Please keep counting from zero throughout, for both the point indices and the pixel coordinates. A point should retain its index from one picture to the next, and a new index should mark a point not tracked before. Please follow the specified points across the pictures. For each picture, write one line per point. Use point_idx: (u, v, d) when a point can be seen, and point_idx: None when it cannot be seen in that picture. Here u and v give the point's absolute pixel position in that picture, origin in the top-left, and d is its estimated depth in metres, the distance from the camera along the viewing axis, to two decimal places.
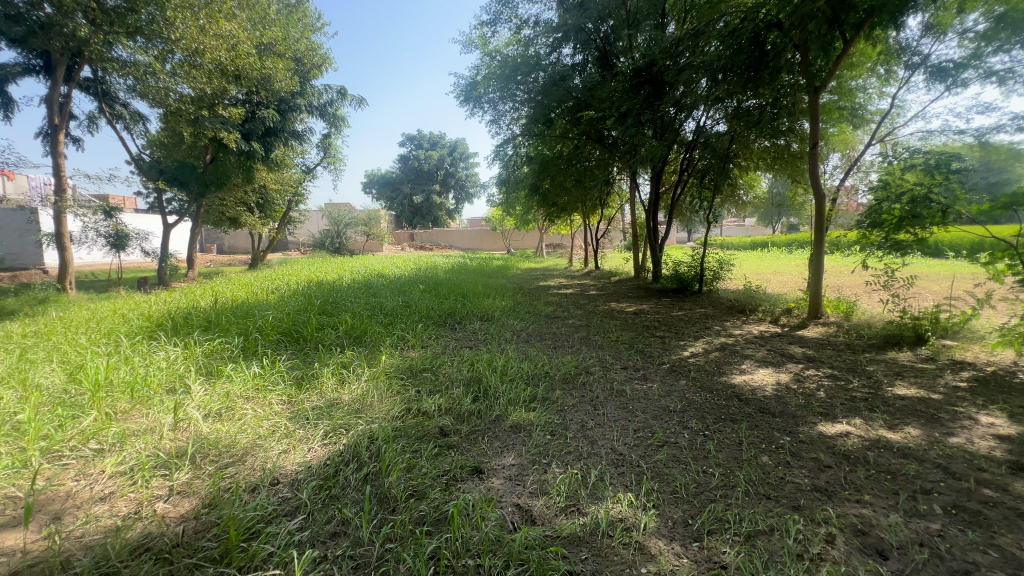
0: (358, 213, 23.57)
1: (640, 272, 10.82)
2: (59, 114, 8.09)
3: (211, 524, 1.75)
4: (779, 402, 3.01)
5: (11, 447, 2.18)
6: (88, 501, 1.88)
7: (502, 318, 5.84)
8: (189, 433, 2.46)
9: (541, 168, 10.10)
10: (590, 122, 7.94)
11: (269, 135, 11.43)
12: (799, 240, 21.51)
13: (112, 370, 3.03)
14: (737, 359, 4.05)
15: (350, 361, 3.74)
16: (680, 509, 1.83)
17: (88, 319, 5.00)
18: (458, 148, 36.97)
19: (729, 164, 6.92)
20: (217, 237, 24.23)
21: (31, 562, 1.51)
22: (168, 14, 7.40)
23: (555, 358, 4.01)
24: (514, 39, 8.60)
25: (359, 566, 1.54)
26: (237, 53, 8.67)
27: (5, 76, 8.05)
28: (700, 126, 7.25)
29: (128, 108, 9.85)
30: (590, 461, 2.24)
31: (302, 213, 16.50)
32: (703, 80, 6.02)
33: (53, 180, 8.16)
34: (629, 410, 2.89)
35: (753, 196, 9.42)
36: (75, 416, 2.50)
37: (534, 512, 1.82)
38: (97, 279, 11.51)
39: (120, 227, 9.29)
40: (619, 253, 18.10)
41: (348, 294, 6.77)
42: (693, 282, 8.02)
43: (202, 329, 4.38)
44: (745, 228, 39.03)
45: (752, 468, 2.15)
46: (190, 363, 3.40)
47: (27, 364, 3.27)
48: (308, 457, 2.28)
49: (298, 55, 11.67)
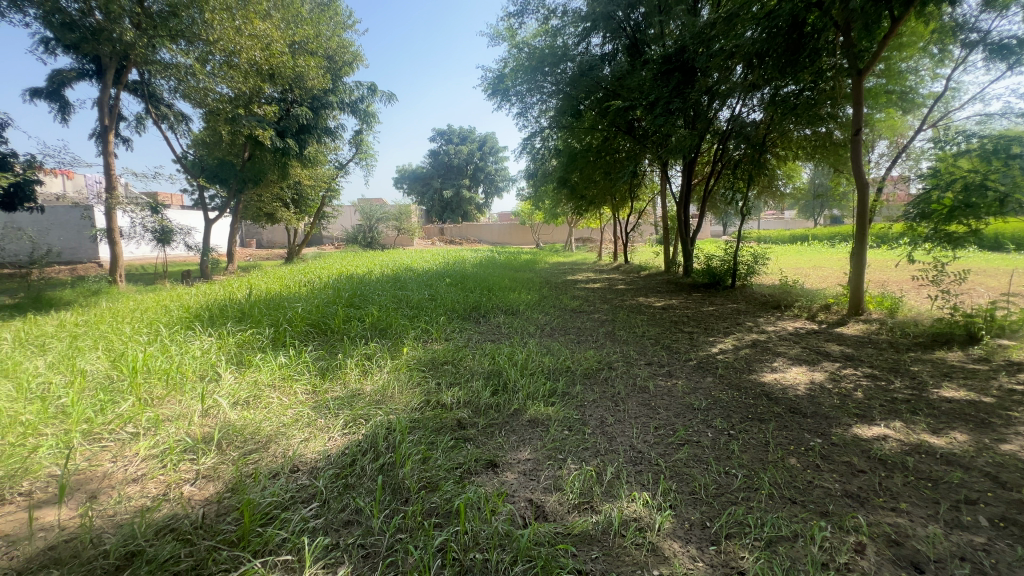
0: (390, 209, 24.10)
1: (670, 266, 10.54)
2: (110, 115, 8.50)
3: (231, 508, 1.79)
4: (812, 402, 2.86)
5: (57, 429, 2.32)
6: (121, 482, 1.97)
7: (528, 312, 5.80)
8: (218, 419, 2.54)
9: (569, 161, 9.95)
10: (618, 113, 7.75)
11: (303, 132, 11.77)
12: (840, 232, 20.48)
13: (151, 358, 3.17)
14: (769, 356, 3.88)
15: (373, 353, 3.78)
16: (698, 511, 1.76)
17: (134, 309, 5.28)
18: (489, 142, 36.83)
19: (766, 153, 6.63)
20: (255, 233, 25.33)
21: (66, 538, 1.59)
22: (206, 16, 7.66)
23: (577, 353, 3.96)
24: (542, 30, 8.46)
25: (368, 555, 1.56)
26: (271, 53, 8.92)
27: (61, 80, 8.57)
28: (735, 114, 6.96)
29: (172, 108, 10.30)
30: (607, 458, 2.19)
31: (335, 208, 16.89)
32: (738, 66, 5.76)
33: (104, 177, 8.57)
34: (651, 407, 2.82)
35: (792, 188, 9.00)
36: (114, 400, 2.63)
37: (546, 508, 1.79)
38: (146, 271, 12.20)
39: (165, 223, 9.61)
40: (650, 247, 17.69)
41: (377, 287, 6.88)
42: (727, 276, 7.75)
43: (236, 320, 4.53)
44: (785, 221, 37.70)
45: (778, 470, 2.06)
46: (222, 353, 3.52)
47: (75, 350, 3.48)
48: (328, 445, 2.32)
49: (329, 53, 11.91)
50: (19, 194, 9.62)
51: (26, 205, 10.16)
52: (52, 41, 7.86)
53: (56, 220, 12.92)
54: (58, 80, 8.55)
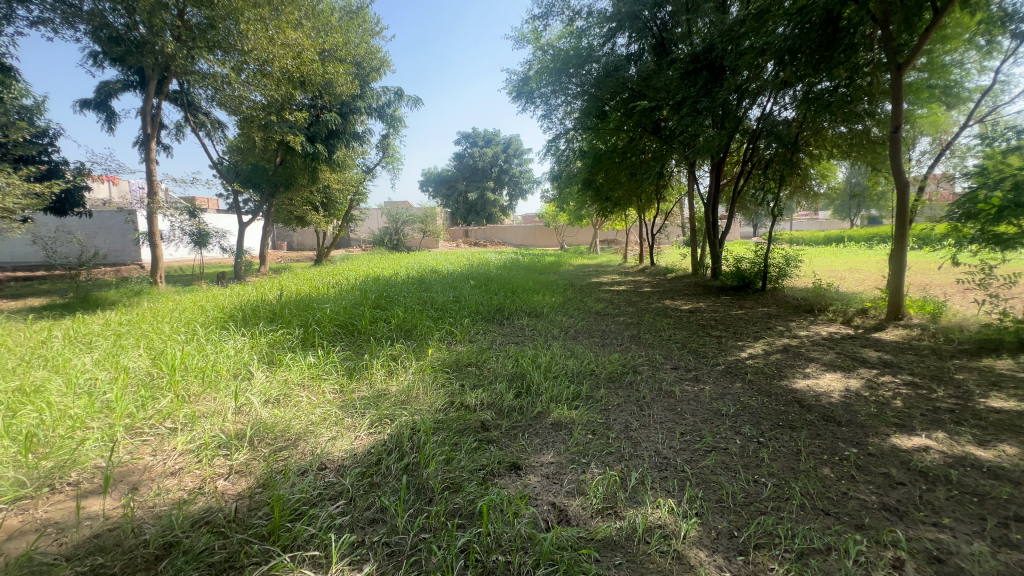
0: (415, 212, 24.44)
1: (698, 268, 10.33)
2: (152, 123, 8.89)
3: (262, 503, 1.85)
4: (847, 410, 2.75)
5: (102, 422, 2.44)
6: (160, 475, 2.06)
7: (551, 314, 5.79)
8: (251, 417, 2.63)
9: (594, 162, 9.87)
10: (644, 113, 7.66)
11: (332, 137, 12.07)
12: (878, 233, 19.66)
13: (188, 356, 3.31)
14: (801, 362, 3.76)
15: (398, 353, 3.85)
16: (725, 520, 1.72)
17: (172, 310, 5.52)
18: (513, 145, 36.90)
19: (798, 152, 6.43)
20: (286, 236, 26.10)
21: (110, 527, 1.67)
22: (242, 26, 7.92)
23: (602, 356, 3.92)
24: (567, 31, 8.43)
25: (393, 553, 1.59)
26: (302, 60, 9.16)
27: (108, 91, 9.03)
28: (765, 113, 6.78)
29: (209, 116, 10.72)
30: (631, 463, 2.16)
31: (362, 211, 17.24)
32: (769, 63, 5.61)
33: (146, 183, 8.97)
34: (677, 413, 2.77)
35: (827, 188, 8.69)
36: (155, 397, 2.76)
37: (570, 512, 1.79)
38: (184, 273, 12.75)
39: (201, 226, 9.98)
40: (676, 249, 17.36)
41: (403, 288, 7.01)
42: (757, 279, 7.55)
43: (267, 320, 4.68)
44: (819, 223, 36.48)
45: (810, 480, 1.99)
46: (254, 352, 3.64)
47: (119, 348, 3.65)
48: (354, 444, 2.37)
49: (357, 59, 12.15)
50: (68, 201, 10.23)
51: (75, 210, 10.74)
52: (100, 55, 8.31)
53: (103, 224, 13.60)
54: (106, 91, 9.02)
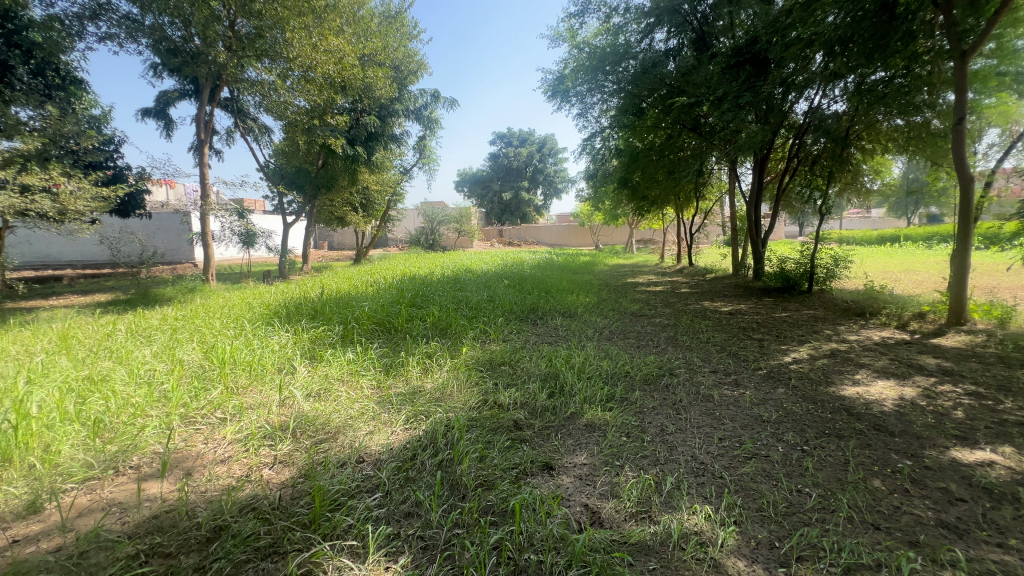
0: (451, 211, 24.83)
1: (739, 268, 9.98)
2: (206, 130, 9.39)
3: (303, 492, 1.93)
4: (901, 420, 2.60)
5: (161, 411, 2.61)
6: (212, 462, 2.18)
7: (585, 314, 5.75)
8: (294, 409, 2.74)
9: (630, 160, 9.72)
10: (683, 110, 7.48)
11: (371, 140, 12.45)
12: (938, 232, 18.42)
13: (237, 350, 3.49)
14: (850, 368, 3.57)
15: (433, 351, 3.91)
16: (766, 530, 1.66)
17: (223, 306, 5.83)
18: (548, 144, 36.71)
19: (848, 146, 6.11)
20: (327, 235, 27.10)
21: (167, 509, 1.79)
22: (287, 35, 8.20)
23: (637, 358, 3.86)
24: (603, 28, 8.32)
25: (427, 547, 1.62)
26: (343, 66, 9.43)
27: (166, 100, 9.61)
28: (813, 106, 6.48)
29: (256, 121, 11.23)
30: (666, 467, 2.12)
31: (399, 212, 17.64)
32: (818, 55, 5.34)
33: (200, 186, 9.49)
34: (715, 417, 2.69)
35: (881, 184, 8.21)
36: (206, 388, 2.93)
37: (603, 514, 1.77)
38: (234, 271, 13.43)
39: (249, 227, 10.46)
40: (716, 249, 16.83)
41: (438, 287, 7.12)
42: (803, 280, 7.22)
43: (309, 317, 4.87)
44: (872, 220, 34.54)
45: (858, 493, 1.89)
46: (298, 347, 3.80)
47: (175, 342, 3.89)
48: (390, 439, 2.43)
49: (395, 63, 12.41)
50: (130, 204, 10.94)
51: (137, 213, 11.47)
52: (159, 66, 8.86)
53: (161, 225, 14.51)
54: (164, 100, 9.61)
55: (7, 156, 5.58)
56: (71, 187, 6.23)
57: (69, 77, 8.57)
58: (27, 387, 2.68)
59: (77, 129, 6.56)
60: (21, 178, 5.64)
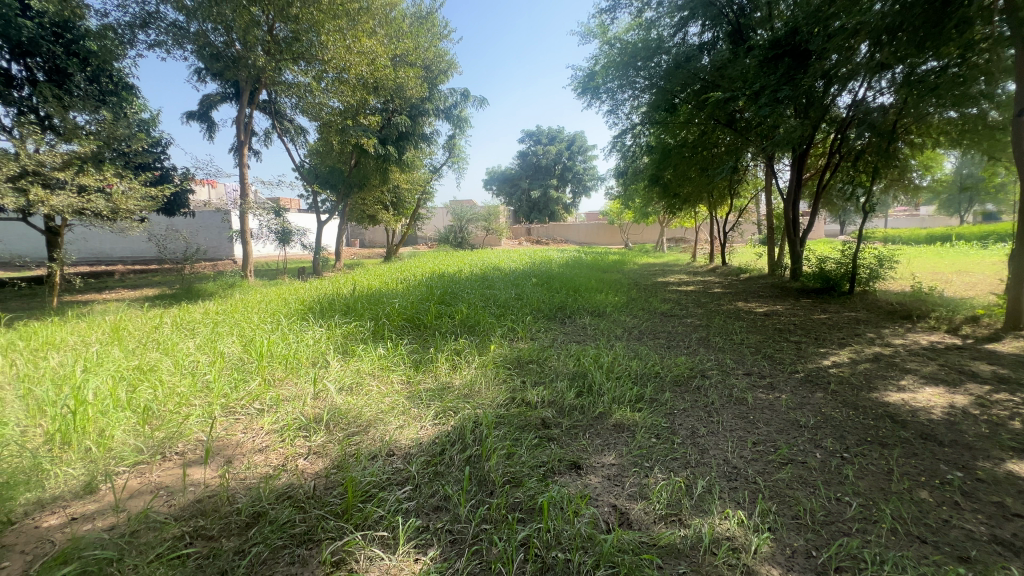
0: (480, 209, 25.03)
1: (776, 268, 9.63)
2: (245, 131, 9.74)
3: (336, 483, 1.98)
4: (950, 429, 2.46)
5: (204, 400, 2.74)
6: (250, 451, 2.26)
7: (614, 314, 5.69)
8: (327, 402, 2.83)
9: (662, 157, 9.53)
10: (717, 105, 7.28)
11: (402, 139, 12.68)
12: (994, 231, 17.32)
13: (274, 344, 3.62)
14: (894, 373, 3.41)
15: (462, 348, 3.95)
16: (802, 538, 1.61)
17: (261, 301, 6.07)
18: (577, 141, 36.42)
19: (895, 140, 5.82)
20: (359, 232, 27.77)
21: (209, 494, 1.87)
22: (322, 38, 8.38)
23: (667, 359, 3.79)
24: (635, 23, 8.18)
25: (455, 541, 1.64)
26: (375, 67, 9.60)
27: (209, 103, 10.02)
28: (857, 99, 6.19)
29: (292, 122, 11.58)
30: (698, 471, 2.08)
31: (429, 210, 17.86)
32: (863, 44, 5.09)
33: (239, 186, 9.84)
34: (749, 421, 2.62)
35: (931, 180, 7.78)
36: (245, 379, 3.05)
37: (631, 516, 1.75)
38: (271, 268, 13.88)
39: (285, 225, 10.78)
40: (751, 248, 16.31)
41: (466, 285, 7.17)
42: (844, 281, 6.93)
43: (342, 313, 5.00)
44: (920, 219, 32.72)
45: (903, 503, 1.80)
46: (331, 342, 3.90)
47: (216, 335, 4.06)
48: (420, 434, 2.47)
49: (426, 63, 12.57)
50: (175, 203, 11.44)
51: (182, 212, 12.02)
52: (203, 71, 9.25)
53: (203, 223, 15.17)
54: (207, 103, 10.02)
55: (66, 159, 5.96)
56: (122, 187, 6.59)
57: (121, 83, 9.01)
58: (84, 375, 2.85)
59: (129, 132, 6.91)
60: (78, 178, 6.03)
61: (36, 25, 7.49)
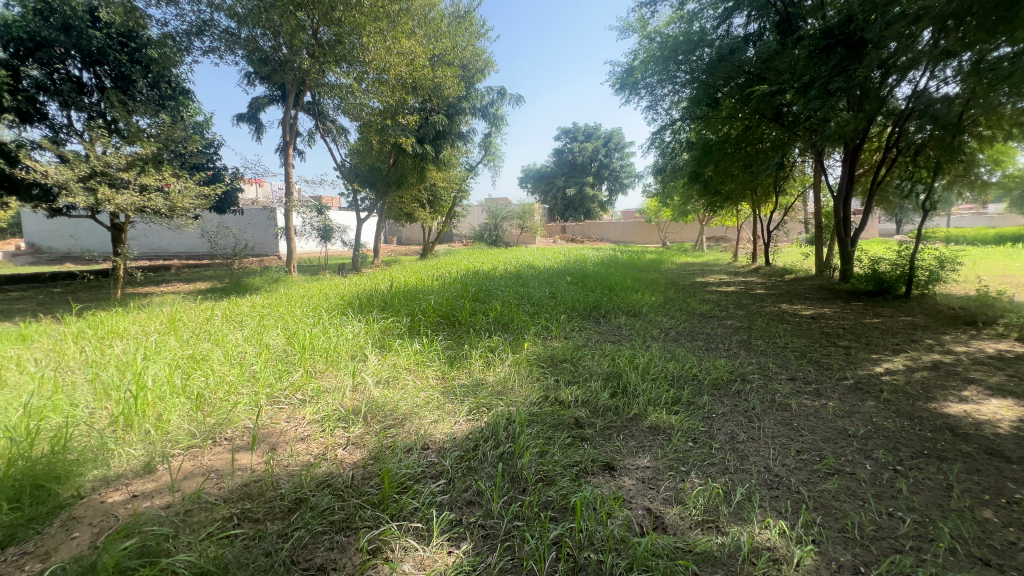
0: (514, 207, 25.15)
1: (824, 269, 9.17)
2: (291, 132, 10.11)
3: (373, 473, 2.04)
4: (1020, 445, 2.28)
5: (250, 389, 2.89)
6: (293, 439, 2.36)
7: (650, 314, 5.58)
8: (365, 395, 2.91)
9: (703, 154, 9.25)
10: (763, 99, 7.00)
11: (439, 138, 12.86)
12: None
13: (316, 338, 3.76)
14: (956, 383, 3.18)
15: (495, 345, 3.98)
16: (850, 553, 1.53)
17: (303, 296, 6.31)
18: (614, 138, 35.86)
19: (961, 133, 5.42)
20: (396, 230, 28.46)
21: (255, 479, 1.96)
22: (364, 40, 8.57)
23: (706, 361, 3.69)
24: (677, 16, 7.98)
25: (487, 536, 1.66)
26: (414, 67, 9.74)
27: (258, 105, 10.47)
28: (918, 89, 5.81)
29: (334, 123, 11.95)
30: (737, 477, 2.01)
31: (464, 208, 18.05)
32: (926, 30, 4.76)
33: (285, 184, 10.21)
34: (792, 427, 2.52)
35: (1001, 175, 7.20)
36: (289, 370, 3.19)
37: (666, 520, 1.72)
38: (313, 264, 14.37)
39: (326, 222, 11.11)
40: (797, 247, 15.62)
41: (500, 282, 7.22)
42: (900, 284, 6.53)
43: (379, 308, 5.14)
44: (987, 218, 30.44)
45: (964, 522, 1.68)
46: (369, 337, 4.01)
47: (262, 327, 4.26)
48: (454, 429, 2.50)
49: (463, 62, 12.69)
50: (225, 201, 12.03)
51: (232, 210, 12.63)
52: (252, 75, 9.67)
53: (251, 221, 15.92)
54: (256, 106, 10.47)
55: (130, 160, 6.38)
56: (179, 187, 6.99)
57: (178, 89, 9.43)
58: (144, 362, 3.06)
59: (185, 134, 7.32)
60: (140, 178, 6.45)
61: (104, 35, 8.05)
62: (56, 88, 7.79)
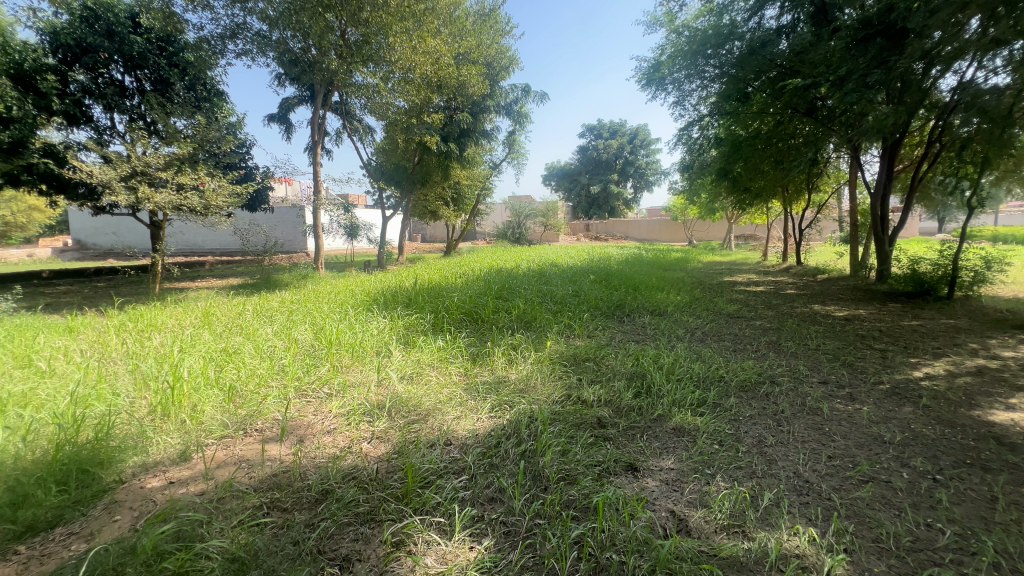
0: (538, 205, 25.11)
1: (860, 269, 8.83)
2: (319, 132, 10.31)
3: (397, 467, 2.08)
4: None
5: (280, 382, 2.98)
6: (320, 432, 2.42)
7: (675, 314, 5.49)
8: (389, 391, 2.95)
9: (732, 150, 9.03)
10: (796, 93, 6.78)
11: (463, 136, 12.94)
12: None
13: (342, 333, 3.84)
14: (1003, 390, 3.01)
15: (518, 343, 3.98)
16: (884, 563, 1.48)
17: (331, 292, 6.45)
18: (640, 135, 35.37)
19: (1011, 126, 5.13)
20: (421, 228, 28.81)
21: (284, 469, 2.02)
22: (391, 39, 8.64)
23: (733, 362, 3.61)
24: (706, 9, 7.80)
25: (509, 533, 1.67)
26: (439, 66, 9.78)
27: (288, 106, 10.72)
28: (964, 80, 5.52)
29: (361, 122, 12.15)
30: (765, 482, 1.96)
31: (488, 205, 18.12)
32: (973, 18, 4.51)
33: (313, 183, 10.44)
34: (824, 432, 2.44)
35: None
36: (316, 364, 3.27)
37: (690, 523, 1.69)
38: (340, 261, 14.62)
39: (353, 220, 11.31)
40: (831, 245, 15.06)
41: (523, 280, 7.21)
42: (942, 285, 6.24)
43: (404, 305, 5.21)
44: None
45: (1010, 537, 1.60)
46: (393, 333, 4.07)
47: (291, 322, 4.38)
48: (476, 426, 2.52)
49: (488, 60, 12.71)
50: (256, 199, 12.37)
51: (263, 208, 13.00)
52: (283, 76, 9.92)
53: (281, 219, 16.34)
54: (286, 106, 10.73)
55: (168, 159, 6.65)
56: (213, 186, 7.23)
57: (213, 91, 9.74)
58: (180, 354, 3.19)
59: (219, 135, 7.56)
60: (177, 177, 6.70)
61: (144, 40, 8.38)
62: (101, 91, 8.17)
